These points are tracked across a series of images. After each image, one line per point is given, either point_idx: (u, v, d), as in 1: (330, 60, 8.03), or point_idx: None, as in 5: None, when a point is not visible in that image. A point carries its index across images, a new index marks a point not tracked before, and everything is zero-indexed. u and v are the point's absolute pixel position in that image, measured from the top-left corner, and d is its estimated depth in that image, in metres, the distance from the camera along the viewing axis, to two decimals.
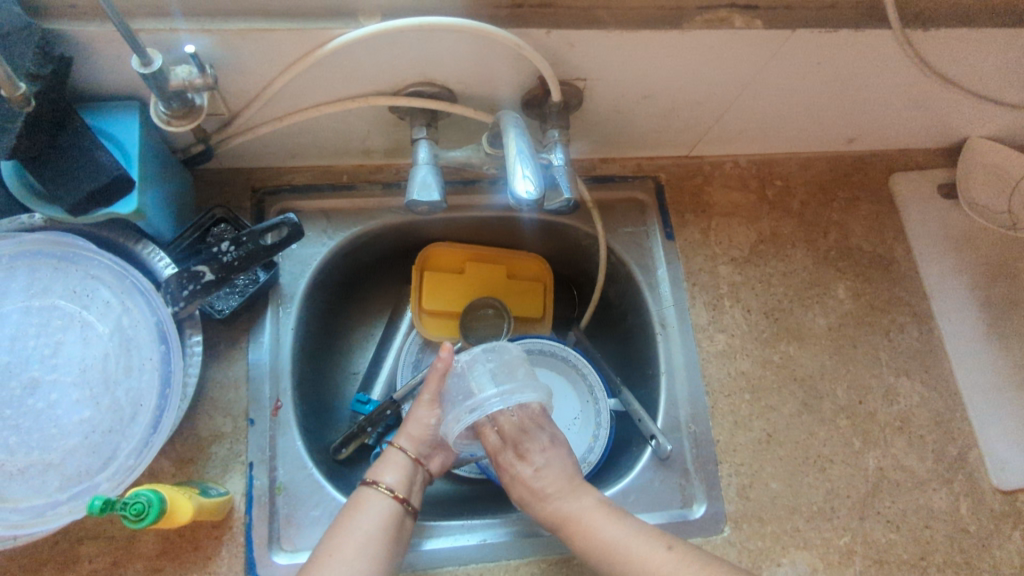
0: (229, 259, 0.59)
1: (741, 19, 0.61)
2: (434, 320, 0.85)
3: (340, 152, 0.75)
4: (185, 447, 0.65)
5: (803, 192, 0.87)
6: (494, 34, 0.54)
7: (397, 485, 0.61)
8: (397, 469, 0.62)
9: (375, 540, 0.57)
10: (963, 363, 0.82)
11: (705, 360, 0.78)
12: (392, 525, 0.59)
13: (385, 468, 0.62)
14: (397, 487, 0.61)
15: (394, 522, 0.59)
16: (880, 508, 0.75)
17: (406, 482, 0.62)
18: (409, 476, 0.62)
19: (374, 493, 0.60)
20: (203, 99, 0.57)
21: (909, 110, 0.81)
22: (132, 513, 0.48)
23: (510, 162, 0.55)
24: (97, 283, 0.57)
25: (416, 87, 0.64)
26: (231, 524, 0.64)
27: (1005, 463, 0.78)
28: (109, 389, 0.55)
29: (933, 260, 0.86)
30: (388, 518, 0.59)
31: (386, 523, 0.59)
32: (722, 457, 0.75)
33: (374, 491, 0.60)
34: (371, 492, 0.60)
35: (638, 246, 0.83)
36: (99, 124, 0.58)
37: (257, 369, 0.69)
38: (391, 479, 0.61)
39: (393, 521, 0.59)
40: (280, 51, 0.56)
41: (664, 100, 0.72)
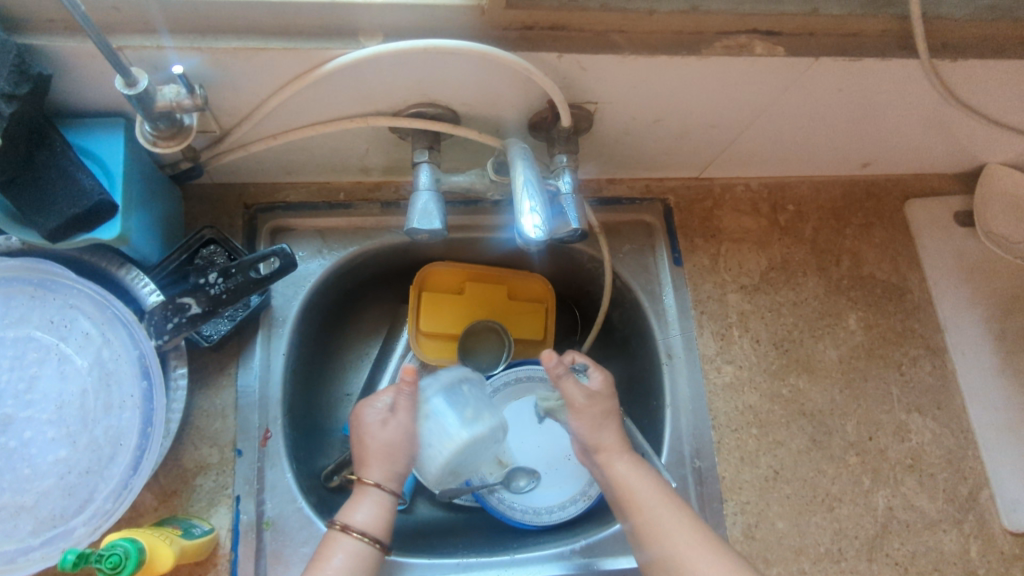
0: (217, 291, 0.58)
1: (762, 46, 0.58)
2: (432, 342, 0.82)
3: (337, 169, 0.72)
4: (169, 479, 0.62)
5: (816, 217, 0.84)
6: (502, 58, 0.51)
7: (370, 527, 0.59)
8: (368, 507, 0.60)
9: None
10: (976, 399, 0.79)
11: (712, 393, 0.76)
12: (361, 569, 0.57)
13: (358, 506, 0.60)
14: (368, 528, 0.59)
15: (364, 565, 0.58)
16: (888, 550, 0.72)
17: (377, 520, 0.60)
18: (383, 515, 0.60)
19: (342, 535, 0.58)
20: (193, 119, 0.54)
21: (929, 137, 0.78)
22: (108, 566, 0.47)
23: (517, 191, 0.52)
24: (76, 313, 0.55)
25: (417, 108, 0.61)
26: (215, 561, 0.61)
27: (1017, 504, 0.76)
28: (87, 427, 0.53)
29: (948, 290, 0.83)
30: (359, 559, 0.57)
31: (355, 567, 0.57)
32: (728, 495, 0.72)
33: (341, 533, 0.58)
34: (339, 533, 0.58)
35: (644, 271, 0.80)
36: (80, 143, 0.55)
37: (246, 396, 0.66)
38: (361, 519, 0.59)
39: (361, 564, 0.58)
40: (274, 69, 0.53)
41: (677, 123, 0.69)
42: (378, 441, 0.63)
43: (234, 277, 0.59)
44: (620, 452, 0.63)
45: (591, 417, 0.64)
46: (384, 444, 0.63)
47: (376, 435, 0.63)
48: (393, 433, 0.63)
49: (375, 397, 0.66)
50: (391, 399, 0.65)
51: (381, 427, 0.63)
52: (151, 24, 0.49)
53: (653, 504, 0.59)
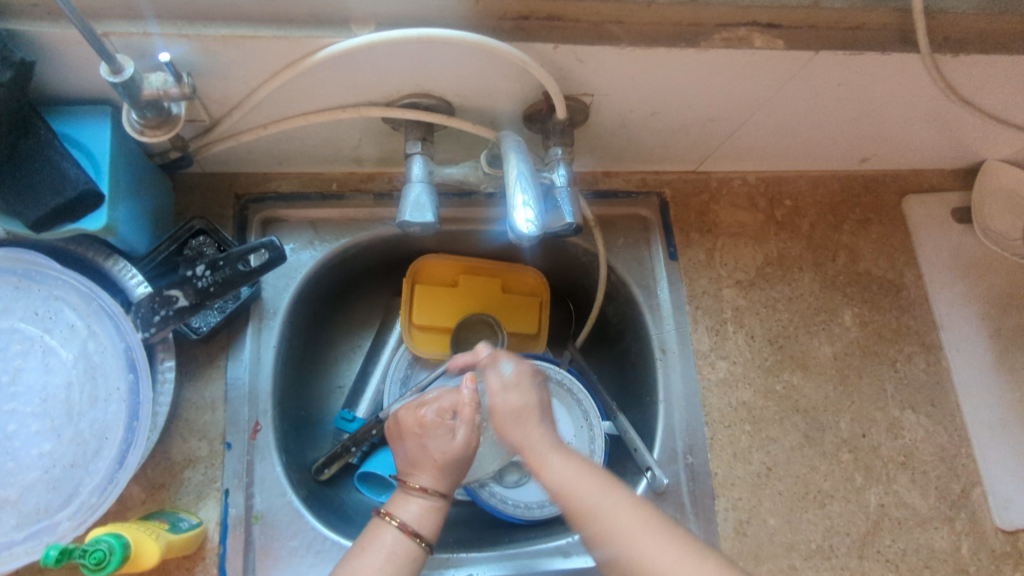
0: (204, 284, 0.58)
1: (762, 38, 0.56)
2: (424, 335, 0.81)
3: (329, 160, 0.71)
4: (157, 472, 0.62)
5: (813, 213, 0.84)
6: (496, 48, 0.50)
7: (417, 524, 0.56)
8: (420, 506, 0.57)
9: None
10: (970, 397, 0.79)
11: (706, 389, 0.75)
12: (404, 567, 0.54)
13: (406, 502, 0.57)
14: (414, 526, 0.56)
15: (408, 562, 0.55)
16: (880, 547, 0.72)
17: (431, 520, 0.57)
18: (435, 514, 0.57)
19: (388, 530, 0.55)
20: (181, 108, 0.53)
21: (928, 132, 0.77)
22: (90, 562, 0.47)
23: (510, 184, 0.52)
24: (62, 304, 0.54)
25: (410, 99, 0.60)
26: (204, 555, 0.61)
27: (1009, 502, 0.76)
28: (72, 420, 0.52)
29: (944, 287, 0.83)
30: (403, 556, 0.55)
31: (398, 563, 0.54)
32: (720, 491, 0.72)
33: (389, 527, 0.56)
34: (384, 528, 0.56)
35: (639, 266, 0.80)
36: (66, 130, 0.53)
37: (235, 389, 0.66)
38: (407, 516, 0.56)
39: (406, 561, 0.55)
40: (264, 57, 0.52)
41: (674, 116, 0.68)
42: (430, 453, 0.59)
43: (222, 270, 0.58)
44: (551, 447, 0.57)
45: (510, 412, 0.59)
46: (443, 458, 0.58)
47: (442, 448, 0.59)
48: (465, 445, 0.58)
49: (421, 405, 0.62)
50: (435, 405, 0.61)
51: (451, 438, 0.59)
52: (138, 9, 0.48)
53: (599, 502, 0.54)
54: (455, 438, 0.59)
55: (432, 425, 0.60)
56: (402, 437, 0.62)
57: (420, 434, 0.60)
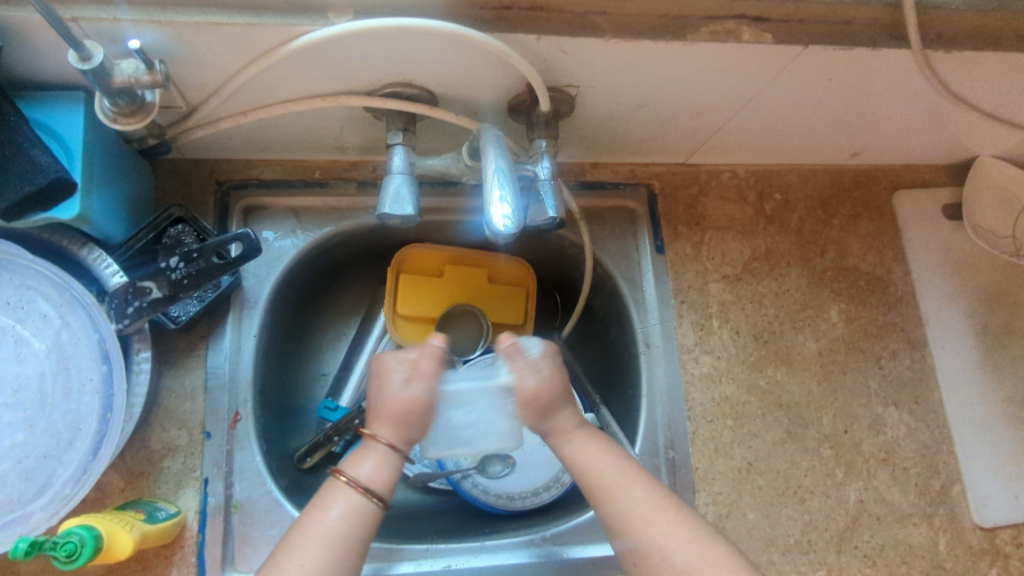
0: (178, 276, 0.57)
1: (750, 32, 0.55)
2: (409, 325, 0.80)
3: (312, 147, 0.70)
4: (135, 460, 0.62)
5: (802, 207, 0.83)
6: (476, 39, 0.49)
7: (370, 481, 0.56)
8: (374, 464, 0.56)
9: (339, 539, 0.53)
10: (953, 394, 0.79)
11: (689, 383, 0.75)
12: (359, 527, 0.54)
13: (360, 460, 0.57)
14: (368, 485, 0.55)
15: (362, 520, 0.54)
16: (858, 542, 0.73)
17: (385, 476, 0.56)
18: (388, 470, 0.57)
19: (343, 490, 0.55)
20: (155, 95, 0.51)
21: (922, 128, 0.76)
22: (62, 554, 0.48)
23: (487, 179, 0.51)
24: (35, 293, 0.54)
25: (392, 88, 0.59)
26: (182, 543, 0.61)
27: (988, 499, 0.76)
28: (44, 411, 0.53)
29: (931, 284, 0.83)
30: (356, 514, 0.54)
31: (352, 522, 0.54)
32: (700, 486, 0.72)
33: (342, 486, 0.55)
34: (339, 487, 0.55)
35: (625, 258, 0.79)
36: (36, 116, 0.52)
37: (215, 378, 0.65)
38: (362, 474, 0.56)
39: (360, 519, 0.54)
40: (239, 45, 0.51)
41: (662, 109, 0.67)
42: (385, 401, 0.58)
43: (197, 262, 0.58)
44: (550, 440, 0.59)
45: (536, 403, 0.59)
46: (395, 406, 0.57)
47: (394, 397, 0.57)
48: (414, 397, 0.57)
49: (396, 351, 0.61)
50: (403, 351, 0.60)
51: (403, 385, 0.58)
52: None
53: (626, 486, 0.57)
54: (411, 388, 0.58)
55: (391, 368, 0.58)
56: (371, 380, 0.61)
57: (380, 380, 0.59)
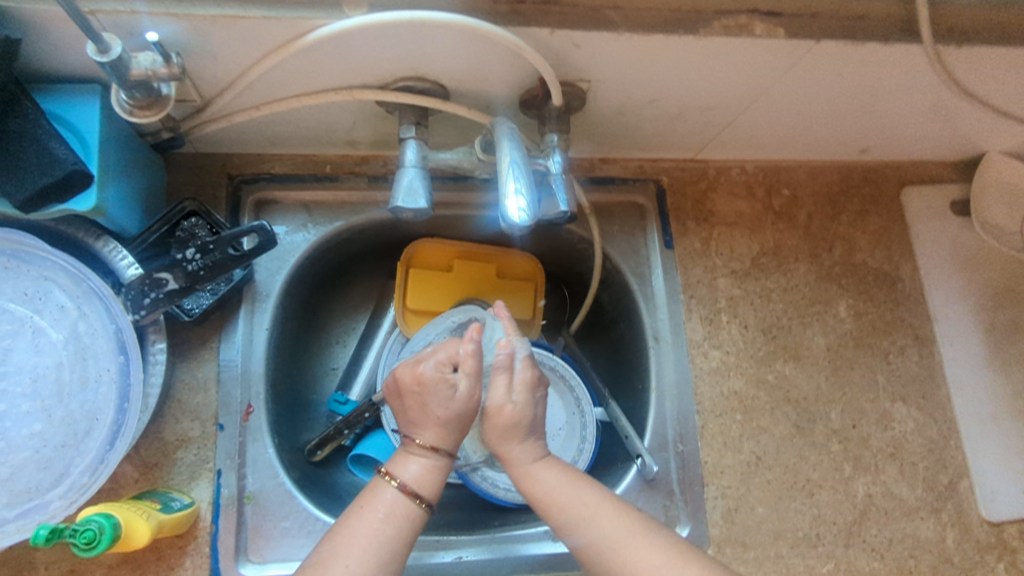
0: (194, 267, 0.58)
1: (761, 27, 0.56)
2: (418, 319, 0.81)
3: (323, 142, 0.70)
4: (149, 452, 0.62)
5: (811, 203, 0.83)
6: (491, 33, 0.50)
7: (417, 483, 0.56)
8: (418, 464, 0.56)
9: (385, 535, 0.52)
10: (961, 389, 0.79)
11: (698, 377, 0.76)
12: (403, 528, 0.53)
13: (405, 462, 0.57)
14: (415, 486, 0.55)
15: (407, 522, 0.54)
16: (866, 536, 0.73)
17: (430, 479, 0.56)
18: (433, 472, 0.57)
19: (389, 490, 0.55)
20: (170, 88, 0.52)
21: (932, 123, 0.76)
22: (82, 541, 0.49)
23: (502, 171, 0.51)
24: (52, 284, 0.55)
25: (405, 82, 0.59)
26: (196, 534, 0.61)
27: (995, 494, 0.76)
28: (62, 401, 0.54)
29: (939, 279, 0.83)
30: (404, 515, 0.54)
31: (399, 523, 0.53)
32: (709, 479, 0.72)
33: (388, 486, 0.55)
34: (384, 487, 0.55)
35: (634, 253, 0.79)
36: (54, 109, 0.53)
37: (227, 371, 0.66)
38: (409, 475, 0.56)
39: (405, 522, 0.54)
40: (254, 39, 0.51)
41: (672, 104, 0.67)
42: (432, 413, 0.57)
43: (212, 254, 0.59)
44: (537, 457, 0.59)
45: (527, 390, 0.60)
46: (449, 414, 0.57)
47: (448, 404, 0.57)
48: (467, 398, 0.57)
49: (419, 360, 0.59)
50: (435, 359, 0.58)
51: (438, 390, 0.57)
52: None
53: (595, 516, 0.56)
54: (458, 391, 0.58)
55: (432, 382, 0.57)
56: (401, 395, 0.59)
57: (419, 393, 0.58)
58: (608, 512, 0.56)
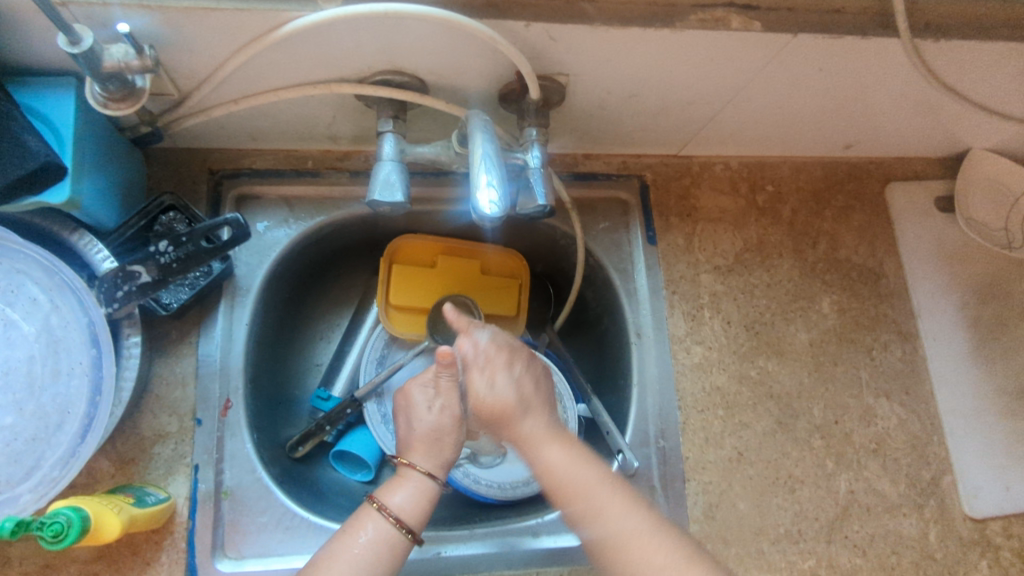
0: (167, 260, 0.57)
1: (738, 20, 0.56)
2: (401, 316, 0.81)
3: (303, 137, 0.70)
4: (126, 446, 0.62)
5: (795, 198, 0.83)
6: (464, 25, 0.50)
7: (406, 512, 0.57)
8: (409, 493, 0.57)
9: (370, 566, 0.53)
10: (944, 385, 0.79)
11: (680, 373, 0.75)
12: (386, 557, 0.54)
13: (396, 491, 0.57)
14: (405, 515, 0.56)
15: (391, 552, 0.55)
16: (848, 532, 0.73)
17: (417, 506, 0.57)
18: (423, 501, 0.58)
19: (375, 517, 0.56)
20: (146, 81, 0.52)
21: (914, 118, 0.76)
22: (49, 533, 0.48)
23: (475, 165, 0.51)
24: (25, 277, 0.55)
25: (383, 76, 0.59)
26: (173, 529, 0.61)
27: (979, 490, 0.76)
28: (34, 394, 0.53)
29: (924, 276, 0.83)
30: (387, 543, 0.55)
31: (382, 553, 0.54)
32: (690, 475, 0.72)
33: (376, 515, 0.56)
34: (370, 515, 0.56)
35: (617, 249, 0.79)
36: (27, 101, 0.53)
37: (206, 366, 0.65)
38: (400, 504, 0.57)
39: (389, 550, 0.55)
40: (227, 31, 0.51)
41: (653, 99, 0.67)
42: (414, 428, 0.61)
43: (186, 246, 0.58)
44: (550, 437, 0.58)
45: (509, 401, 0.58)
46: (424, 433, 0.60)
47: (421, 419, 0.60)
48: (439, 420, 0.60)
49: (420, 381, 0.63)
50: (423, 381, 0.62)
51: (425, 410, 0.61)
52: None
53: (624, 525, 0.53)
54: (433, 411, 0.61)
55: (416, 400, 0.61)
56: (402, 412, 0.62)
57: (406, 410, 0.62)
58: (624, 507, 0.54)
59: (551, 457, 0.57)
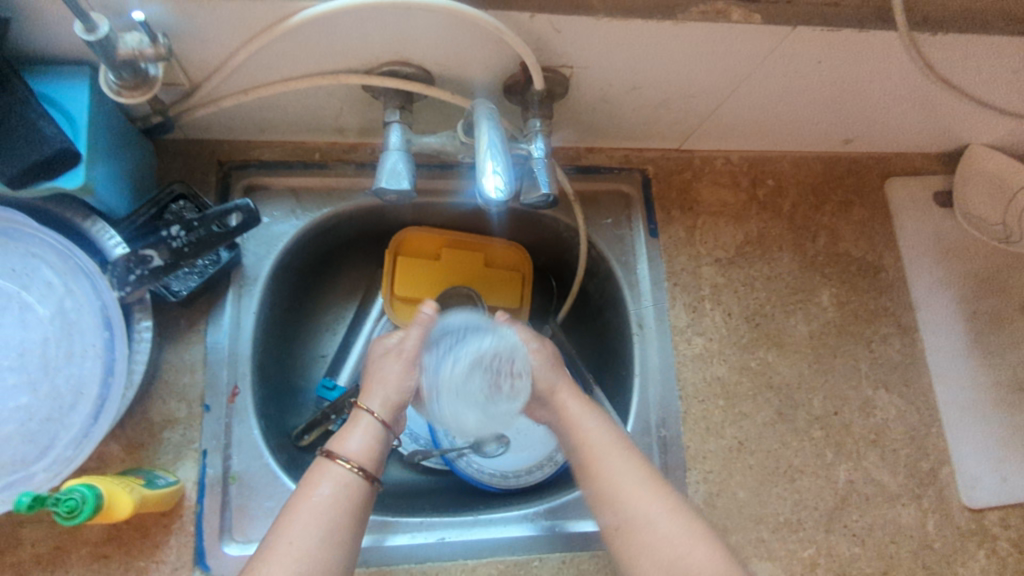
0: (179, 244, 0.59)
1: (739, 12, 0.57)
2: (406, 307, 0.82)
3: (311, 128, 0.71)
4: (136, 431, 0.63)
5: (796, 192, 0.84)
6: (470, 15, 0.51)
7: (361, 456, 0.55)
8: (361, 437, 0.56)
9: (332, 511, 0.52)
10: (942, 377, 0.80)
11: (681, 363, 0.76)
12: (347, 502, 0.53)
13: (346, 438, 0.56)
14: (359, 458, 0.55)
15: (354, 496, 0.53)
16: (847, 521, 0.74)
17: (370, 450, 0.56)
18: (377, 444, 0.57)
19: (331, 467, 0.54)
20: (158, 70, 0.53)
21: (912, 113, 0.77)
22: (65, 510, 0.49)
23: (481, 153, 0.52)
24: (40, 261, 0.56)
25: (389, 67, 0.60)
26: (181, 513, 0.62)
27: (976, 481, 0.77)
28: (48, 375, 0.54)
29: (922, 270, 0.84)
30: (347, 489, 0.53)
31: (343, 499, 0.53)
32: (691, 464, 0.73)
33: (334, 465, 0.54)
34: (327, 465, 0.54)
35: (620, 241, 0.80)
36: (44, 89, 0.54)
37: (215, 353, 0.67)
38: (353, 450, 0.55)
39: (348, 495, 0.53)
40: (239, 21, 0.52)
41: (655, 92, 0.68)
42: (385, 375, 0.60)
43: (198, 231, 0.60)
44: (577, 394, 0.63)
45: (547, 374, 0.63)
46: (391, 384, 0.60)
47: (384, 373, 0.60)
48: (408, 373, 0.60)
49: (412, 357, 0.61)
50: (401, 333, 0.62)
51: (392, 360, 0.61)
52: None
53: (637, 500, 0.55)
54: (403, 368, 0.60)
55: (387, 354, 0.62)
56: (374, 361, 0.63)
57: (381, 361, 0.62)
58: (644, 492, 0.55)
59: (587, 436, 0.59)
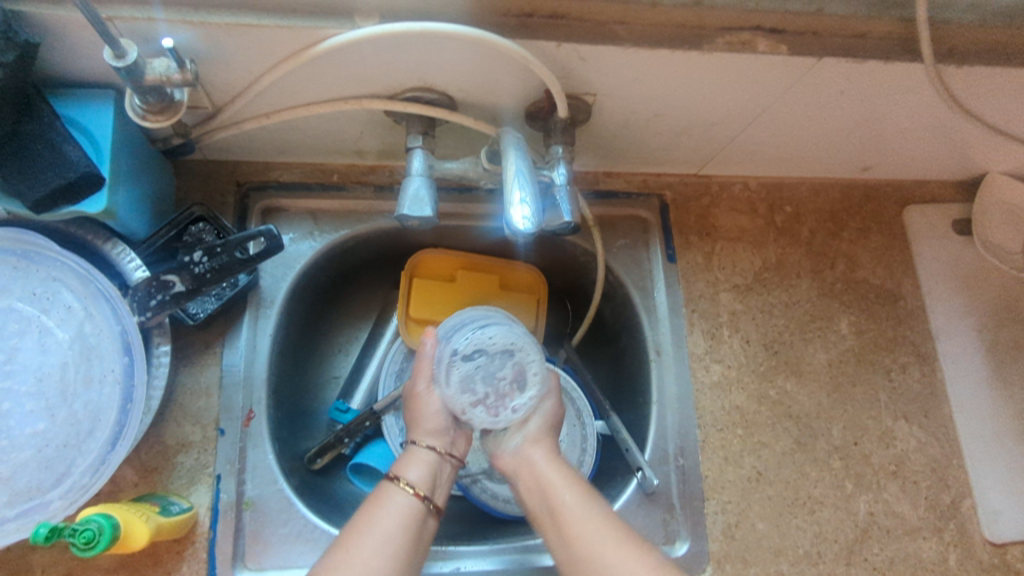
0: (201, 270, 0.59)
1: (765, 43, 0.57)
2: (420, 329, 0.81)
3: (331, 151, 0.71)
4: (150, 455, 0.62)
5: (814, 219, 0.84)
6: (498, 44, 0.50)
7: (423, 484, 0.57)
8: (422, 465, 0.59)
9: (401, 533, 0.53)
10: (963, 407, 0.79)
11: (699, 391, 0.76)
12: (414, 527, 0.54)
13: (409, 465, 0.59)
14: (420, 484, 0.57)
15: (420, 523, 0.55)
16: (867, 555, 0.73)
17: (430, 479, 0.59)
18: (435, 472, 0.59)
19: (398, 490, 0.56)
20: (184, 94, 0.53)
21: (931, 141, 0.76)
22: (81, 540, 0.49)
23: (508, 182, 0.52)
24: (60, 285, 0.56)
25: (413, 92, 0.60)
26: (193, 539, 0.61)
27: (998, 514, 0.76)
28: (66, 401, 0.54)
29: (942, 298, 0.83)
30: (411, 513, 0.55)
31: (409, 523, 0.54)
32: (710, 494, 0.72)
33: (398, 489, 0.56)
34: (393, 488, 0.56)
35: (637, 266, 0.80)
36: (68, 112, 0.54)
37: (230, 376, 0.66)
38: (414, 475, 0.58)
39: (416, 522, 0.55)
40: (266, 48, 0.52)
41: (677, 119, 0.68)
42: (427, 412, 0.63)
43: (220, 257, 0.60)
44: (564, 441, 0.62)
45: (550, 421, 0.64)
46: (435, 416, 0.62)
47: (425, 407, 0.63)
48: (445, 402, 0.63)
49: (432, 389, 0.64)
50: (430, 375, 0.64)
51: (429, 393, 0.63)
52: None
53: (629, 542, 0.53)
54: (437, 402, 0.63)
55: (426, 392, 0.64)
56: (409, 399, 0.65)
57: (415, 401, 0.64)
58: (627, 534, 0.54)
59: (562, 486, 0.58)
